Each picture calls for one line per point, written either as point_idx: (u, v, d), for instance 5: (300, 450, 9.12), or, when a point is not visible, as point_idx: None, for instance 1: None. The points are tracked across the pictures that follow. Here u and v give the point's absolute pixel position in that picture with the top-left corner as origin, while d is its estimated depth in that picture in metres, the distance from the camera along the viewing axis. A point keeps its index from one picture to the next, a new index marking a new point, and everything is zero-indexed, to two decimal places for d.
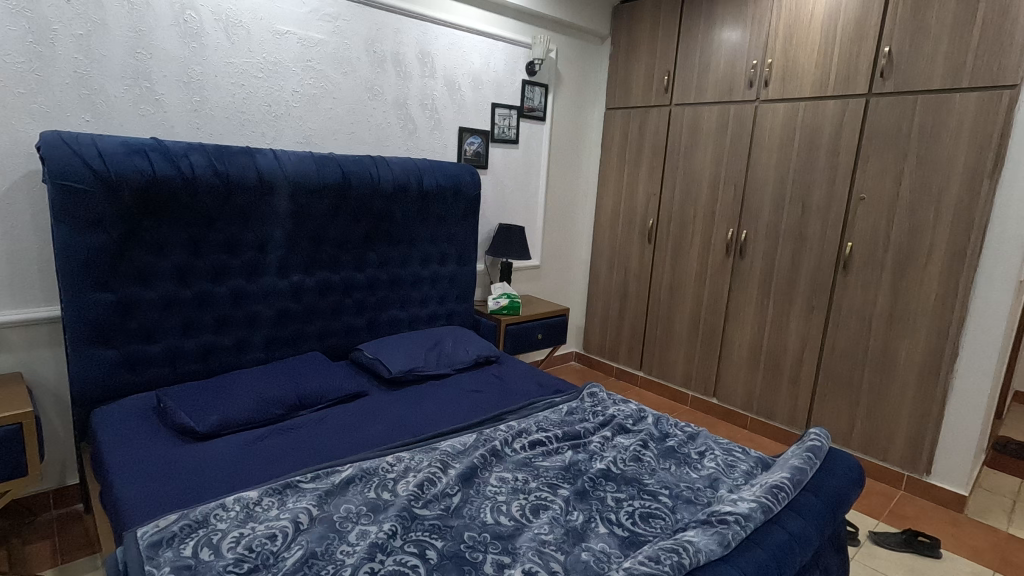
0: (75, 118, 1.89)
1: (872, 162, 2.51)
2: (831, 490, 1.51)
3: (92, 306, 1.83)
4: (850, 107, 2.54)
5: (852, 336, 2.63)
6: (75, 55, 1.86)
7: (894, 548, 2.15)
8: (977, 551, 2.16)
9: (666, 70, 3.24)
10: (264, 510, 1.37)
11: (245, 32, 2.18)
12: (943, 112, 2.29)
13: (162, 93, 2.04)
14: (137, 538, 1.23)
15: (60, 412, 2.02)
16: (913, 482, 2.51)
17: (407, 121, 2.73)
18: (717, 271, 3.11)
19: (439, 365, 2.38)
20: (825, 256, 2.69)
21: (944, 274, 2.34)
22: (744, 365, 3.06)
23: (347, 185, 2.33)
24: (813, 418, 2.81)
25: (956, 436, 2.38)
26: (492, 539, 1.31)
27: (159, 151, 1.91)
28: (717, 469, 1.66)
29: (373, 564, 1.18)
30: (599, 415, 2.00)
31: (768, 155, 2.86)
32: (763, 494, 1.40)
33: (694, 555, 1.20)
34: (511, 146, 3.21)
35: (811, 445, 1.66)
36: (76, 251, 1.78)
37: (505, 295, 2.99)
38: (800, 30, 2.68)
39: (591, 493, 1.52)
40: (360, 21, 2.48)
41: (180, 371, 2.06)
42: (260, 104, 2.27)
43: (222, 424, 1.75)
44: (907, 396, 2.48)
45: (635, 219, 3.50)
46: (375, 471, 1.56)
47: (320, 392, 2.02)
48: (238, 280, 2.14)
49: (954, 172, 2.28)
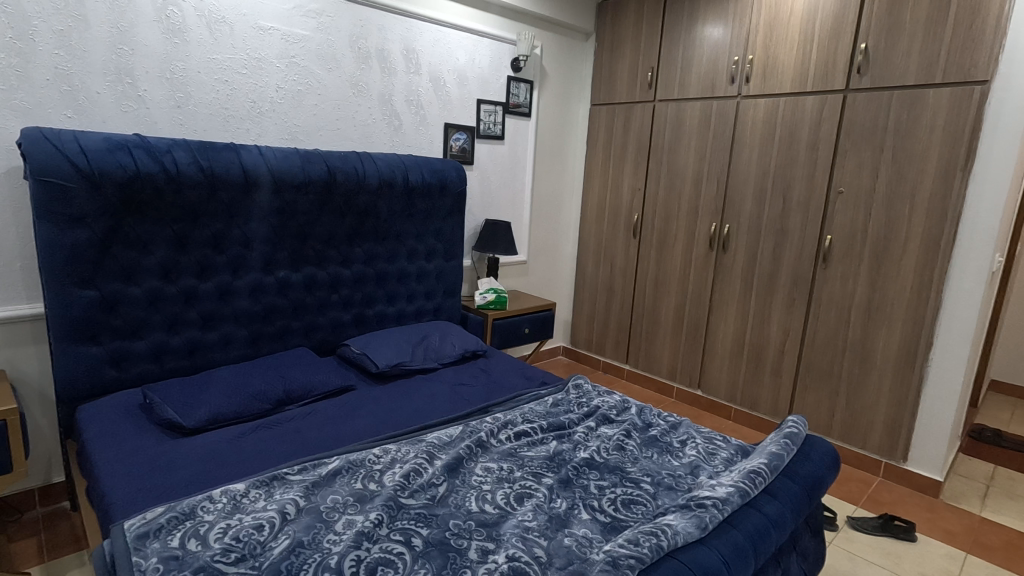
0: (57, 115, 1.89)
1: (850, 158, 2.56)
2: (806, 474, 1.56)
3: (76, 303, 1.83)
4: (829, 102, 2.59)
5: (832, 328, 2.69)
6: (56, 51, 1.85)
7: (871, 532, 2.20)
8: (950, 534, 2.22)
9: (650, 66, 3.28)
10: (251, 502, 1.38)
11: (229, 28, 2.18)
12: (918, 108, 2.34)
13: (145, 89, 2.04)
14: (124, 530, 1.24)
15: (45, 409, 2.02)
16: (891, 469, 2.57)
17: (393, 117, 2.74)
18: (701, 264, 3.16)
19: (425, 360, 2.40)
20: (805, 247, 2.74)
21: (919, 266, 2.40)
22: (727, 357, 3.11)
23: (332, 181, 2.34)
24: (795, 408, 2.87)
25: (931, 423, 2.45)
26: (477, 526, 1.33)
27: (142, 147, 1.91)
28: (698, 457, 1.70)
29: (359, 552, 1.20)
30: (584, 406, 2.04)
31: (750, 151, 2.90)
32: (741, 479, 1.45)
33: (672, 537, 1.24)
34: (496, 141, 3.22)
35: (788, 432, 1.70)
36: (60, 248, 1.77)
37: (491, 289, 3.00)
38: (780, 27, 2.72)
39: (575, 481, 1.55)
40: (345, 18, 2.49)
41: (166, 367, 2.06)
42: (245, 100, 2.28)
43: (209, 419, 1.77)
44: (885, 384, 2.55)
45: (620, 215, 3.54)
46: (362, 463, 1.58)
47: (306, 387, 2.03)
48: (223, 276, 2.14)
49: (928, 165, 2.34)
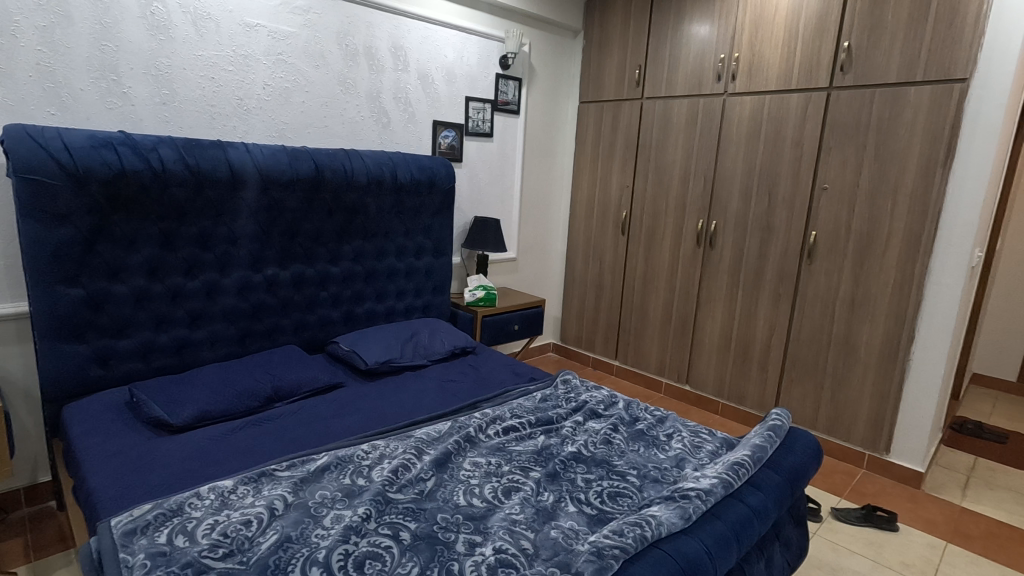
0: (40, 112, 1.87)
1: (833, 155, 2.59)
2: (789, 466, 1.59)
3: (61, 301, 1.81)
4: (813, 100, 2.62)
5: (816, 324, 2.73)
6: (38, 47, 1.83)
7: (855, 523, 2.24)
8: (931, 524, 2.27)
9: (638, 64, 3.29)
10: (239, 498, 1.39)
11: (215, 25, 2.17)
12: (900, 105, 2.38)
13: (130, 86, 2.02)
14: (110, 528, 1.24)
15: (31, 408, 2.00)
16: (874, 461, 2.61)
17: (381, 115, 2.74)
18: (689, 261, 3.18)
19: (414, 356, 2.41)
20: (791, 244, 2.77)
21: (901, 262, 2.44)
22: (715, 352, 3.14)
23: (320, 178, 2.34)
24: (781, 402, 2.91)
25: (913, 415, 2.49)
26: (464, 520, 1.34)
27: (128, 144, 1.90)
28: (683, 450, 1.72)
29: (347, 546, 1.21)
30: (572, 401, 2.05)
31: (736, 149, 2.93)
32: (725, 470, 1.47)
33: (656, 528, 1.26)
34: (485, 139, 3.23)
35: (772, 424, 1.73)
36: (45, 246, 1.77)
37: (481, 287, 3.01)
38: (765, 25, 2.75)
39: (562, 475, 1.57)
40: (332, 15, 2.48)
41: (153, 366, 2.05)
42: (231, 97, 2.26)
43: (197, 417, 1.77)
44: (868, 377, 2.59)
45: (609, 212, 3.56)
46: (351, 459, 1.59)
47: (295, 384, 2.03)
48: (211, 274, 2.14)
49: (909, 161, 2.38)
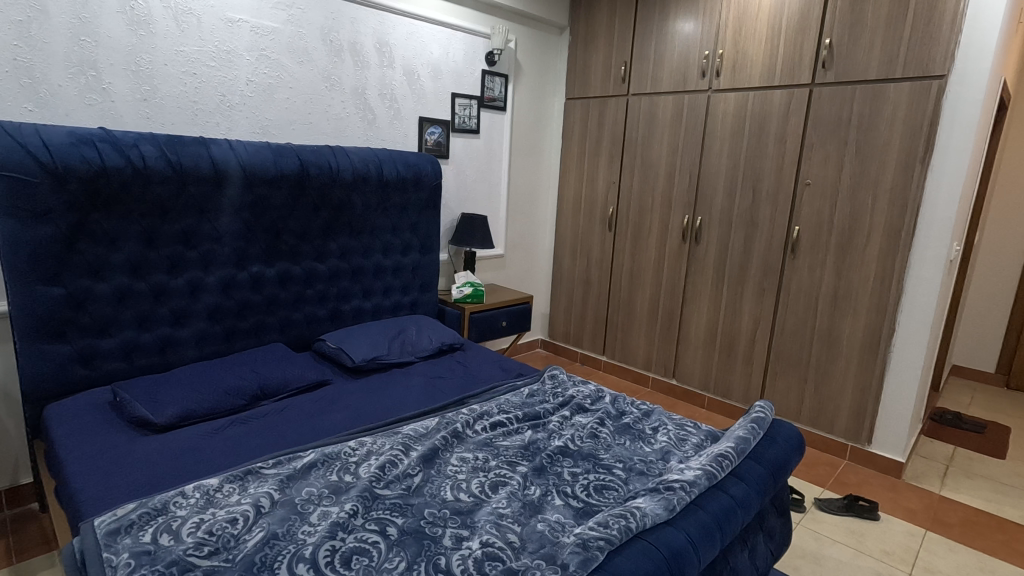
0: (17, 108, 1.84)
1: (816, 151, 2.62)
2: (772, 457, 1.61)
3: (41, 300, 1.79)
4: (796, 97, 2.65)
5: (800, 318, 2.76)
6: (14, 42, 1.80)
7: (837, 513, 2.28)
8: (911, 513, 2.31)
9: (623, 61, 3.31)
10: (224, 497, 1.38)
11: (196, 20, 2.15)
12: (880, 101, 2.41)
13: (110, 82, 2.00)
14: (94, 528, 1.23)
15: (11, 409, 1.98)
16: (856, 452, 2.66)
17: (366, 112, 2.73)
18: (675, 256, 3.21)
19: (402, 353, 2.41)
20: (775, 238, 2.80)
21: (881, 256, 2.48)
22: (701, 346, 3.17)
23: (305, 174, 2.32)
24: (766, 395, 2.95)
25: (894, 406, 2.54)
26: (451, 514, 1.35)
27: (108, 141, 1.87)
28: (669, 443, 1.74)
29: (334, 542, 1.21)
30: (559, 396, 2.07)
31: (721, 144, 2.96)
32: (708, 462, 1.49)
33: (640, 519, 1.27)
34: (472, 136, 3.22)
35: (756, 417, 1.75)
36: (23, 244, 1.74)
37: (468, 284, 3.04)
38: (749, 22, 2.78)
39: (549, 469, 1.58)
40: (316, 10, 2.47)
41: (136, 365, 2.03)
42: (213, 93, 2.24)
43: (181, 416, 1.75)
44: (850, 369, 2.63)
45: (595, 208, 3.58)
46: (337, 455, 1.59)
47: (282, 382, 2.03)
48: (195, 272, 2.12)
49: (889, 157, 2.42)
